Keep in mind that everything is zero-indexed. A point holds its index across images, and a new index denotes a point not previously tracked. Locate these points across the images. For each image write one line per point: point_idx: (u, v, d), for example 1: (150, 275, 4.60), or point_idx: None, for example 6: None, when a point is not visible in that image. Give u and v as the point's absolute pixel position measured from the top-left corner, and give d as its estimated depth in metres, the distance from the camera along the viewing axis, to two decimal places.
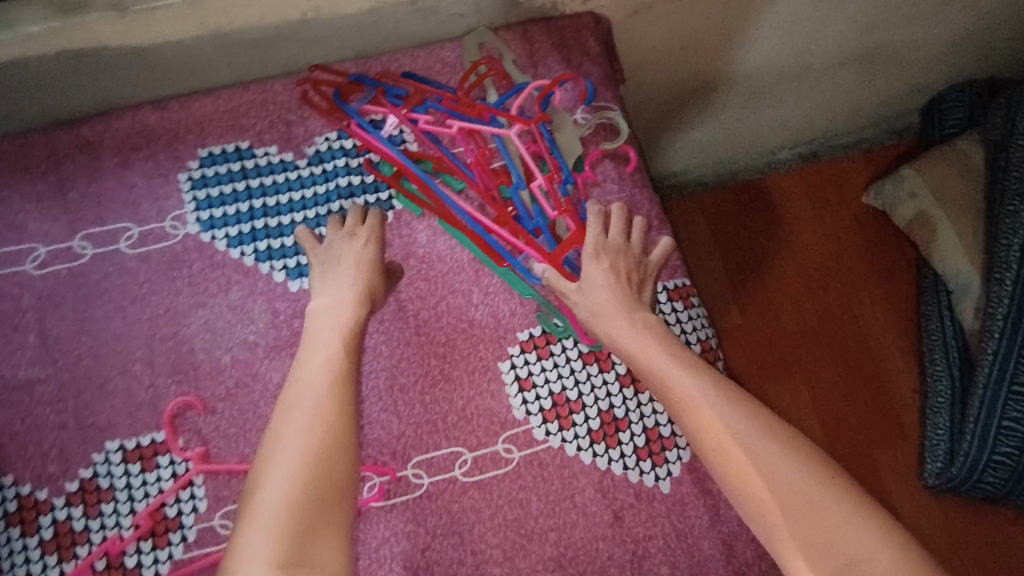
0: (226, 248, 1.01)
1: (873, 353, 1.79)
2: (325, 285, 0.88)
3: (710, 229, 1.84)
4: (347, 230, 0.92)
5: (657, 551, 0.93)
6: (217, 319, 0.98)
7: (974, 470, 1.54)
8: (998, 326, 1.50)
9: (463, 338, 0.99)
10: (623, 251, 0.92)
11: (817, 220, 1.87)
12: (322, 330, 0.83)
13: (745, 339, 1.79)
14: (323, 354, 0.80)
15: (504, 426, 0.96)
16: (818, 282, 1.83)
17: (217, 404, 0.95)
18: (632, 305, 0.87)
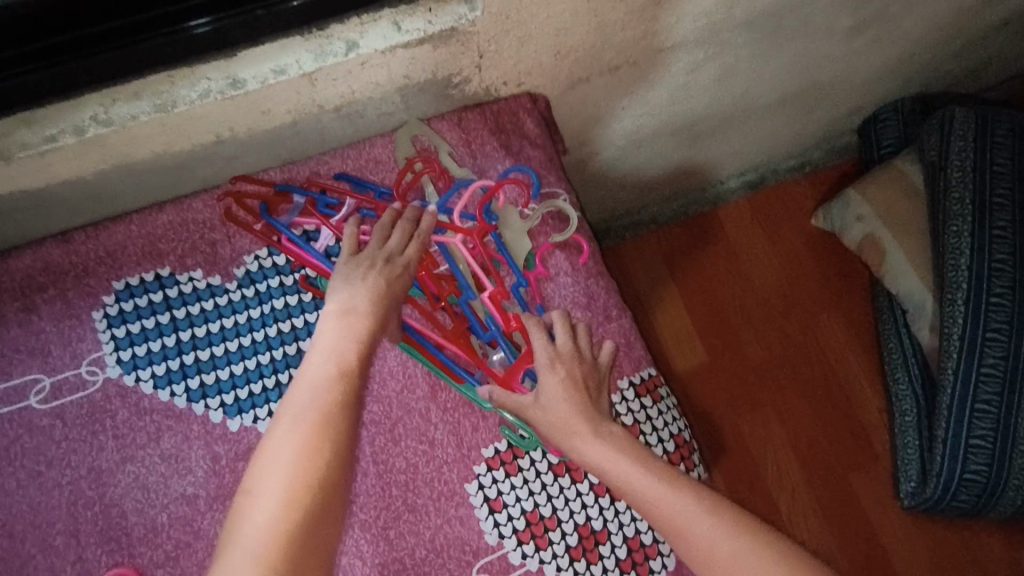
0: (153, 389, 0.92)
1: (838, 379, 1.78)
2: (347, 288, 0.78)
3: (668, 270, 1.83)
4: (387, 246, 0.83)
5: None
6: (149, 473, 0.89)
7: (949, 488, 1.54)
8: (955, 345, 1.51)
9: (425, 462, 0.92)
10: (578, 360, 0.84)
11: (770, 252, 1.86)
12: (334, 344, 0.72)
13: (710, 379, 1.77)
14: (330, 369, 0.69)
15: (477, 555, 0.89)
16: (777, 314, 1.82)
17: (156, 571, 0.86)
18: (593, 418, 0.80)
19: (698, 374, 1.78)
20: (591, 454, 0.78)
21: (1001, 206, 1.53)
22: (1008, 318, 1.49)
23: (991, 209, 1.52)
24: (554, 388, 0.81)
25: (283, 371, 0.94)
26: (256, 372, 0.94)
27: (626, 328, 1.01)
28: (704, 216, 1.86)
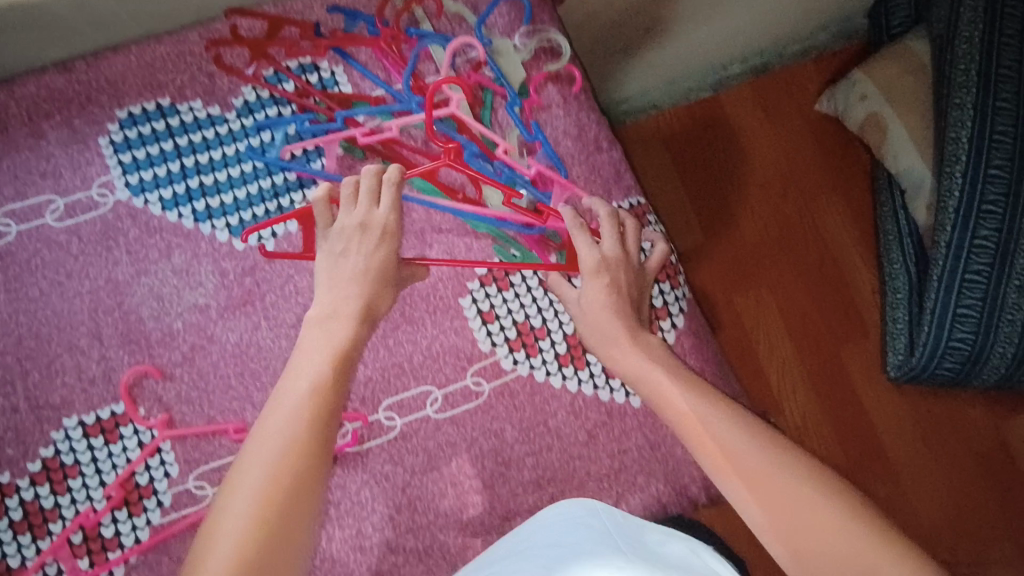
0: (162, 211, 0.97)
1: (835, 266, 1.73)
2: (328, 283, 0.76)
3: (669, 153, 1.72)
4: (360, 212, 0.78)
5: (633, 463, 0.95)
6: (162, 285, 0.95)
7: (934, 356, 1.50)
8: (949, 218, 1.43)
9: (421, 278, 0.97)
10: (623, 264, 0.84)
11: (772, 135, 1.77)
12: (311, 353, 0.72)
13: (711, 261, 1.71)
14: (304, 384, 0.69)
15: (471, 361, 0.96)
16: (777, 199, 1.75)
17: (175, 370, 0.93)
18: (635, 327, 0.81)
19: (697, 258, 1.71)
20: (625, 362, 0.79)
21: (1008, 77, 1.39)
22: (1007, 190, 1.39)
23: (996, 78, 1.39)
24: (597, 293, 0.82)
25: (284, 197, 0.99)
26: (259, 198, 0.98)
27: (615, 160, 1.04)
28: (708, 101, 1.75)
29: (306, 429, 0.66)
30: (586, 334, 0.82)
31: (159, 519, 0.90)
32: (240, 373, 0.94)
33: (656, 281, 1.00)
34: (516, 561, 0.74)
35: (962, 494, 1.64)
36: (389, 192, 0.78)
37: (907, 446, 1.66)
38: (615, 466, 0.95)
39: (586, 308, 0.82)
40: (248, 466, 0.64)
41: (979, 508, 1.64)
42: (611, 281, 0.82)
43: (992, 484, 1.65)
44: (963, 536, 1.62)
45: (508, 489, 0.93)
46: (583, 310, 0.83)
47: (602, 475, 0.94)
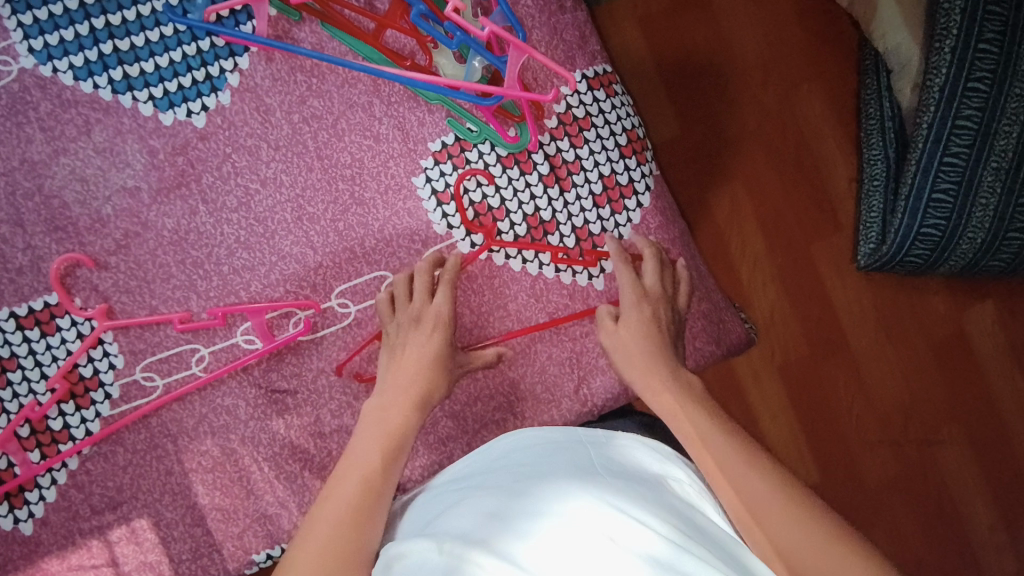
0: (74, 81, 0.86)
1: (817, 154, 1.53)
2: (388, 377, 0.82)
3: (642, 30, 1.51)
4: (415, 308, 0.85)
5: (595, 347, 0.94)
6: (84, 166, 0.87)
7: (905, 245, 1.37)
8: (933, 99, 1.29)
9: (370, 156, 0.90)
10: (662, 299, 0.88)
11: (753, 6, 1.53)
12: (375, 426, 0.77)
13: (683, 147, 1.51)
14: (369, 449, 0.75)
15: (426, 244, 0.91)
16: (757, 80, 1.53)
17: (109, 258, 0.87)
18: (672, 361, 0.83)
19: (670, 145, 1.51)
20: (644, 382, 0.82)
21: None
22: (994, 68, 1.27)
23: None
24: (640, 317, 0.86)
25: (212, 65, 0.88)
26: (183, 66, 0.88)
27: (580, 22, 0.94)
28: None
29: (360, 503, 0.69)
30: (624, 364, 0.84)
31: (109, 412, 0.87)
32: (181, 260, 0.88)
33: (621, 156, 0.94)
34: (487, 476, 0.73)
35: (923, 403, 1.52)
36: (444, 282, 0.85)
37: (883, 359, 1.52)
38: (577, 349, 0.93)
39: (625, 334, 0.85)
40: (312, 531, 0.67)
41: (941, 414, 1.52)
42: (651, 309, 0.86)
43: (959, 395, 1.52)
44: (918, 442, 1.51)
45: (468, 374, 0.92)
46: (622, 338, 0.86)
47: (563, 358, 0.93)
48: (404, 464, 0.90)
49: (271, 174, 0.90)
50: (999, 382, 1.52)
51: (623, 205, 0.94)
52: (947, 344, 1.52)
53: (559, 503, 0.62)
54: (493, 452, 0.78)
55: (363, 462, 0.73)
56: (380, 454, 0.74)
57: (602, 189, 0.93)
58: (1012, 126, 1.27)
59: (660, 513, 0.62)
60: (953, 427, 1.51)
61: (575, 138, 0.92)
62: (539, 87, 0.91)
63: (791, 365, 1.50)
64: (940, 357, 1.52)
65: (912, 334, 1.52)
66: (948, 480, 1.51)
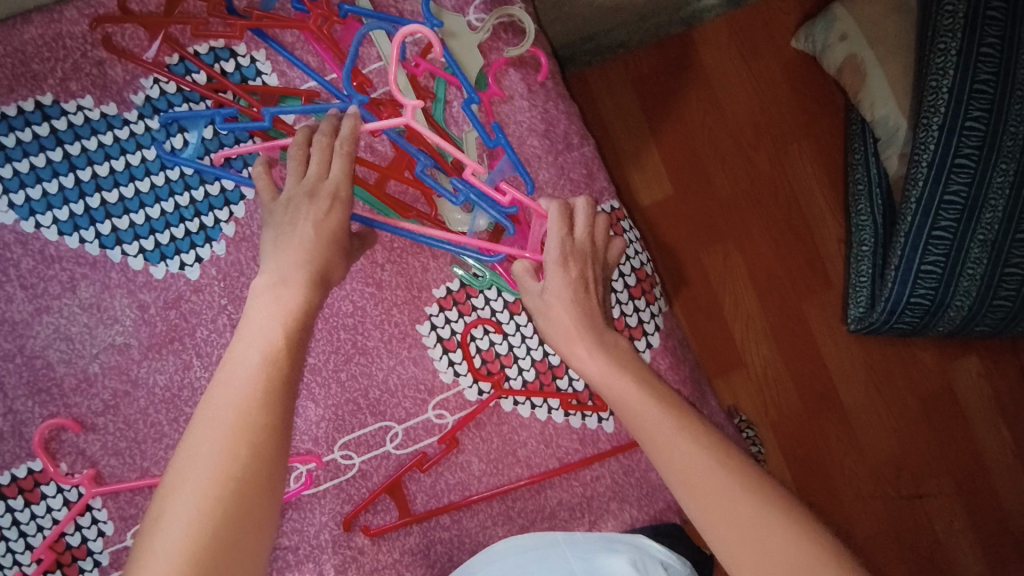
0: (59, 235, 0.82)
1: (809, 224, 1.52)
2: (271, 260, 0.64)
3: (638, 102, 1.48)
4: (307, 178, 0.67)
5: (606, 490, 0.91)
6: (69, 323, 0.82)
7: (895, 312, 1.35)
8: (921, 173, 1.26)
9: (374, 303, 0.87)
10: (591, 257, 0.71)
11: (745, 79, 1.51)
12: (260, 324, 0.60)
13: (675, 217, 1.50)
14: (251, 360, 0.57)
15: (432, 392, 0.88)
16: (746, 146, 1.52)
17: (96, 420, 0.83)
18: (599, 326, 0.70)
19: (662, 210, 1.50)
20: (623, 400, 0.66)
21: (994, 20, 1.21)
22: (980, 144, 1.23)
23: (982, 23, 1.21)
24: (569, 282, 0.70)
25: (207, 214, 0.84)
26: (176, 217, 0.84)
27: (588, 157, 0.92)
28: (680, 39, 1.49)
29: (262, 401, 0.55)
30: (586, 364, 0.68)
31: None
32: (174, 418, 0.84)
33: (630, 297, 0.92)
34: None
35: (911, 455, 1.53)
36: (340, 152, 0.67)
37: (880, 427, 1.53)
38: (588, 494, 0.91)
39: (555, 302, 0.70)
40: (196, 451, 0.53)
41: (932, 468, 1.53)
42: (579, 268, 0.70)
43: (948, 446, 1.53)
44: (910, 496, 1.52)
45: (477, 522, 0.89)
46: (547, 302, 0.70)
47: (574, 503, 0.91)
48: None
49: None
50: (986, 435, 1.53)
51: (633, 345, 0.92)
52: (945, 411, 1.53)
53: None
54: (495, 565, 0.78)
55: (245, 376, 0.56)
56: (265, 364, 0.57)
57: None
58: (996, 201, 1.25)
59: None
60: (942, 479, 1.53)
61: None
62: None
63: (780, 426, 1.51)
64: (936, 424, 1.53)
65: (900, 389, 1.54)
66: (939, 533, 1.52)
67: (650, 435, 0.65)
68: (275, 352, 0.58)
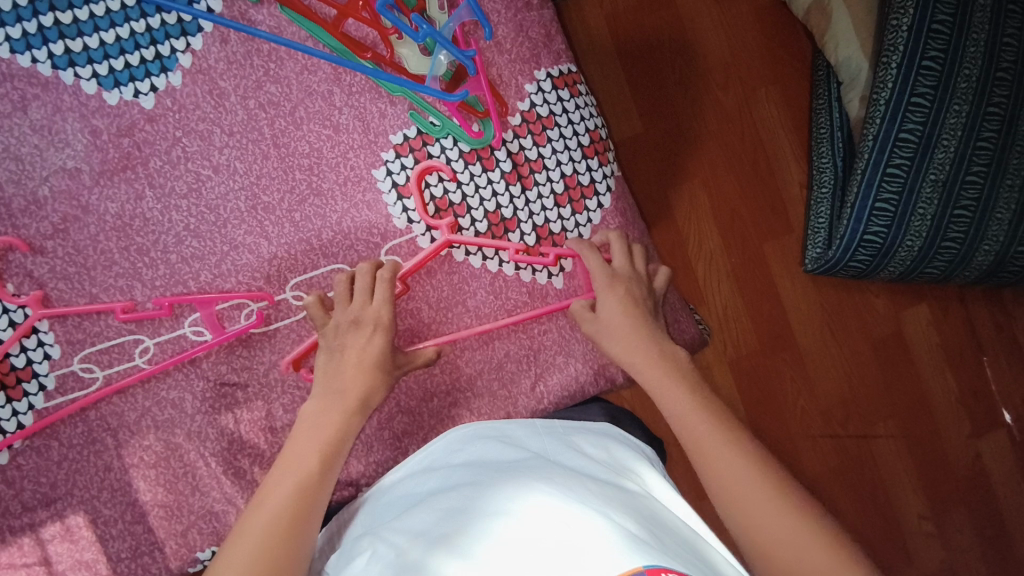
0: (11, 53, 0.81)
1: (774, 168, 1.54)
2: (320, 386, 0.76)
3: (612, 35, 1.50)
4: (353, 309, 0.80)
5: (552, 344, 0.94)
6: (20, 144, 0.82)
7: (850, 250, 1.37)
8: (880, 110, 1.29)
9: (330, 146, 0.89)
10: (634, 279, 0.87)
11: (719, 20, 1.54)
12: (322, 408, 0.74)
13: (643, 152, 1.51)
14: (311, 435, 0.72)
15: (385, 238, 0.89)
16: (717, 86, 1.54)
17: (45, 243, 0.82)
18: (649, 326, 0.83)
19: (633, 144, 1.51)
20: (656, 381, 0.78)
21: None
22: (936, 84, 1.28)
23: None
24: (616, 296, 0.84)
25: (163, 44, 0.85)
26: (131, 43, 0.84)
27: (546, 20, 0.94)
28: None
29: (287, 515, 0.64)
30: (625, 341, 0.82)
31: (43, 404, 0.83)
32: (125, 247, 0.84)
33: (583, 157, 0.93)
34: (457, 472, 0.72)
35: (861, 398, 1.55)
36: (380, 281, 0.81)
37: (833, 368, 1.55)
38: (535, 347, 0.93)
39: (605, 312, 0.83)
40: (245, 532, 0.63)
41: (878, 408, 1.55)
42: (625, 291, 0.84)
43: (895, 392, 1.55)
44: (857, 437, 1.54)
45: (425, 370, 0.91)
46: (600, 324, 0.84)
47: (521, 356, 0.93)
48: (358, 460, 0.88)
49: (224, 160, 0.87)
50: (930, 379, 1.56)
51: (583, 205, 0.93)
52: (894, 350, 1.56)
53: (517, 500, 0.60)
54: (470, 449, 0.77)
55: (308, 451, 0.70)
56: (325, 441, 0.71)
57: (564, 189, 0.92)
58: (948, 142, 1.29)
59: (622, 509, 0.61)
60: (889, 423, 1.55)
61: (538, 136, 0.92)
62: (504, 85, 0.91)
63: (740, 360, 1.51)
64: (882, 363, 1.56)
65: (852, 331, 1.55)
66: (884, 473, 1.54)
67: (659, 380, 0.78)
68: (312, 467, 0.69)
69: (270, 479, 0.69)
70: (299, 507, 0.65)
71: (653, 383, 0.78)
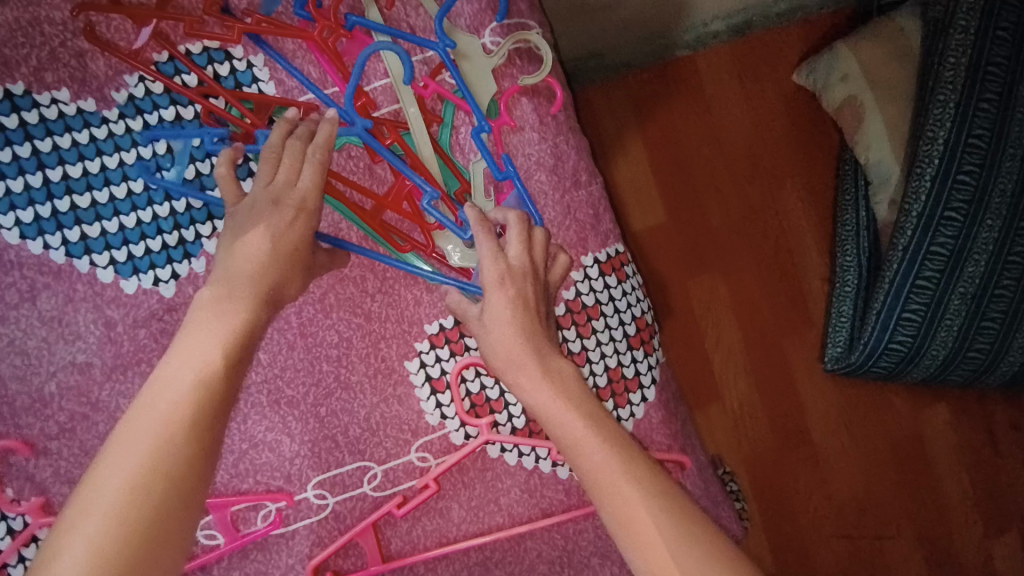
0: (21, 239, 0.75)
1: (796, 262, 1.39)
2: (220, 271, 0.60)
3: (631, 108, 1.35)
4: (275, 186, 0.62)
5: (588, 544, 0.87)
6: (26, 337, 0.76)
7: (873, 356, 1.22)
8: (910, 224, 1.11)
9: (361, 335, 0.82)
10: (531, 275, 0.65)
11: (743, 101, 1.38)
12: (220, 313, 0.57)
13: (666, 240, 1.37)
14: (207, 347, 0.55)
15: (416, 434, 0.83)
16: (736, 172, 1.39)
17: (49, 444, 0.76)
18: (545, 347, 0.64)
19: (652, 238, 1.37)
20: (598, 477, 0.59)
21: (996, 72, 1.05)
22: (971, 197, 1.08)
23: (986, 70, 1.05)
24: (506, 297, 0.63)
25: (187, 228, 0.78)
26: (153, 227, 0.78)
27: (595, 198, 0.88)
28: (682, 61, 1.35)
29: (175, 443, 0.50)
30: (538, 382, 0.63)
31: None
32: None
33: (629, 347, 0.87)
34: None
35: (876, 499, 1.39)
36: (312, 160, 0.63)
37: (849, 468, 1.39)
38: (569, 547, 0.87)
39: (491, 317, 0.64)
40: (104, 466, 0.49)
41: (894, 513, 1.39)
42: (516, 293, 0.63)
43: (912, 494, 1.40)
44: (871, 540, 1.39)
45: (451, 571, 0.84)
46: (489, 326, 0.64)
47: (554, 556, 0.86)
48: None
49: None
50: (948, 483, 1.40)
51: (627, 398, 0.87)
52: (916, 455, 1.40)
53: None
54: None
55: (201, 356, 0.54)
56: (224, 349, 0.55)
57: (607, 382, 0.87)
58: (980, 253, 1.10)
59: None
60: (903, 525, 1.39)
61: (583, 327, 0.86)
62: None
63: (752, 452, 1.37)
64: (900, 465, 1.40)
65: (870, 430, 1.40)
66: None
67: (610, 477, 0.59)
68: (214, 372, 0.53)
69: (142, 399, 0.52)
70: (190, 462, 0.50)
71: (597, 480, 0.59)
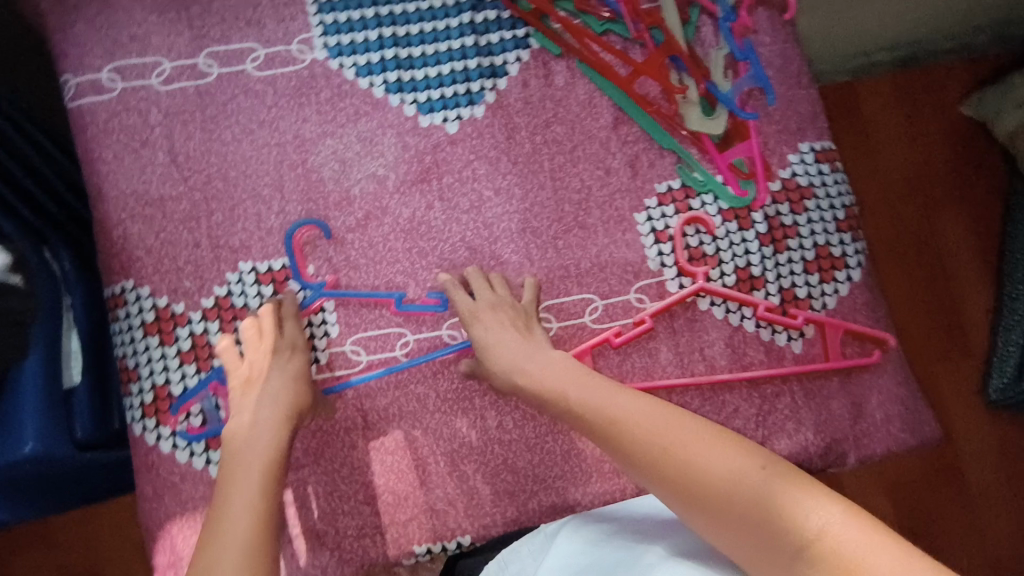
0: (355, 77, 0.96)
1: (955, 286, 1.37)
2: (244, 403, 0.84)
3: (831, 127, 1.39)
4: (269, 338, 0.87)
5: (784, 408, 0.92)
6: (346, 149, 0.95)
7: None
8: None
9: (599, 186, 0.96)
10: (510, 308, 0.89)
11: (909, 125, 1.40)
12: (257, 409, 0.82)
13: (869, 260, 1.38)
14: (258, 432, 0.80)
15: (638, 276, 0.94)
16: (901, 199, 1.38)
17: (347, 235, 0.94)
18: (535, 352, 0.86)
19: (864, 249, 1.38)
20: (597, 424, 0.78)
21: None
22: None
23: None
24: (493, 325, 0.87)
25: (474, 82, 0.97)
26: (449, 79, 0.97)
27: (814, 99, 0.99)
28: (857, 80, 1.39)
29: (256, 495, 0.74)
30: (540, 379, 0.84)
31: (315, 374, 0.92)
32: (409, 248, 0.94)
33: (838, 230, 0.95)
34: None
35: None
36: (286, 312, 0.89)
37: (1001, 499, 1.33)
38: (765, 407, 0.92)
39: (492, 348, 0.87)
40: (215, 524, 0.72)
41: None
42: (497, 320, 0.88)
43: None
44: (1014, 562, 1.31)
45: None
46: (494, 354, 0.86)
47: (750, 414, 0.92)
48: (576, 486, 0.93)
49: (505, 186, 0.95)
50: None
51: (832, 275, 0.95)
52: None
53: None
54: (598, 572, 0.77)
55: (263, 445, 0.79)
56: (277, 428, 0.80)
57: (814, 257, 0.95)
58: None
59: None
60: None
61: (796, 205, 0.95)
62: (769, 153, 0.96)
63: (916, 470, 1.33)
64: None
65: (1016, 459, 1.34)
66: None
67: (625, 434, 0.76)
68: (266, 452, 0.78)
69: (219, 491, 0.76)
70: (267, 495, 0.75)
71: (606, 425, 0.78)
